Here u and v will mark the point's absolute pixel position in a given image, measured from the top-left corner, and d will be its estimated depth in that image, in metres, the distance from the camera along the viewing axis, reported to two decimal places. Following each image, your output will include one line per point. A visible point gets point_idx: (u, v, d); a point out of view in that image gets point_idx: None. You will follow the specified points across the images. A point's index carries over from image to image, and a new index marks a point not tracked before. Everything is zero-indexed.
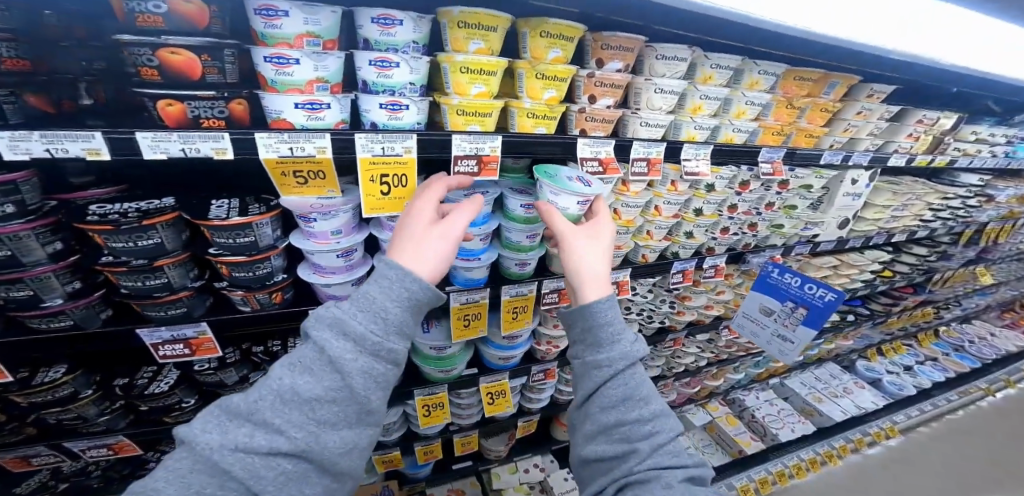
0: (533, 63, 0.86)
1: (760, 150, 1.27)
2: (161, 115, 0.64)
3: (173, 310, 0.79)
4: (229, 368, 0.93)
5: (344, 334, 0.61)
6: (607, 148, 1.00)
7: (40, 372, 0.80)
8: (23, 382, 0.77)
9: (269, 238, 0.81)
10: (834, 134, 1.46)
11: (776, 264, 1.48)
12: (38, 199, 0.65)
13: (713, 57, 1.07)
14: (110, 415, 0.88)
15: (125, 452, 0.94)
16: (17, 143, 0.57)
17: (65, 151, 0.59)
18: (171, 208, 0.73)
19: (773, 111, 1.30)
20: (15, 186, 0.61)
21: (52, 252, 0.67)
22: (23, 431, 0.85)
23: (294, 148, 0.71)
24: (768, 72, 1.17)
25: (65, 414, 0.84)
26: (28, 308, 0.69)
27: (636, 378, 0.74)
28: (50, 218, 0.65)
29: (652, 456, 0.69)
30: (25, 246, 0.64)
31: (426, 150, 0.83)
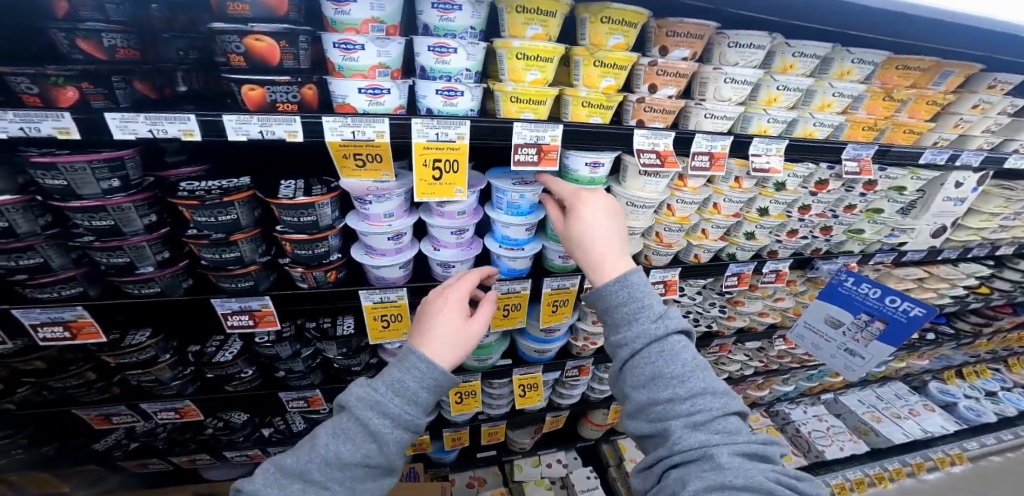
0: (591, 51, 0.83)
1: (845, 147, 1.15)
2: (243, 99, 0.69)
3: (243, 282, 0.86)
4: (285, 342, 1.00)
5: (384, 415, 0.70)
6: (666, 140, 0.95)
7: (129, 334, 0.90)
8: (113, 344, 0.87)
9: (328, 219, 0.85)
10: (941, 130, 1.31)
11: (850, 272, 1.34)
12: (139, 174, 0.72)
13: (796, 45, 0.98)
14: (181, 380, 0.99)
15: (189, 417, 1.05)
16: (126, 124, 0.62)
17: (164, 132, 0.64)
18: (246, 187, 0.78)
19: (865, 104, 1.18)
20: (121, 162, 0.68)
21: (147, 224, 0.74)
22: (109, 390, 0.97)
23: (356, 131, 0.74)
24: (865, 61, 1.06)
25: (145, 376, 0.95)
26: (126, 273, 0.77)
27: (663, 355, 0.74)
28: (147, 193, 0.72)
29: (688, 435, 0.68)
30: (126, 216, 0.71)
31: (479, 136, 0.84)
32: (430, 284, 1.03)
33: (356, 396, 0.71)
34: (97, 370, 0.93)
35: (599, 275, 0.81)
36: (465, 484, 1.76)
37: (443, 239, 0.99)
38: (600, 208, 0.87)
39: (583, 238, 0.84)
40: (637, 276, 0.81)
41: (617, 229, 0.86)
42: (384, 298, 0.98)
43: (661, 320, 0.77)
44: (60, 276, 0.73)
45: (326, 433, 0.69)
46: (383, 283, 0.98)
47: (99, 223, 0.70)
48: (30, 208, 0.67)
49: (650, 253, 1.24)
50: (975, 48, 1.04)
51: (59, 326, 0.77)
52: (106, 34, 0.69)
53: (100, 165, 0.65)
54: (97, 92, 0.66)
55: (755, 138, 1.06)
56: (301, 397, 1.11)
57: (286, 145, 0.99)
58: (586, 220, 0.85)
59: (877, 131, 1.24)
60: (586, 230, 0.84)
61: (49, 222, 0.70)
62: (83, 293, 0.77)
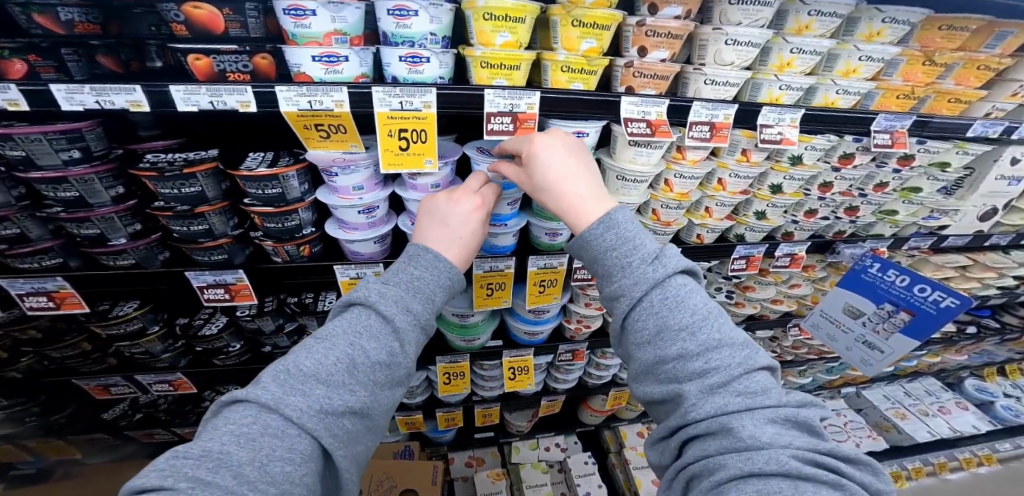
0: (568, 9, 0.75)
1: (875, 118, 1.01)
2: (191, 69, 0.67)
3: (216, 255, 0.87)
4: (266, 316, 1.01)
5: (406, 311, 0.67)
6: (658, 109, 0.87)
7: (117, 305, 0.93)
8: (101, 315, 0.91)
9: (296, 191, 0.84)
10: (995, 99, 1.13)
11: (876, 257, 1.19)
12: (104, 146, 0.72)
13: (814, 2, 0.86)
14: (172, 352, 1.04)
15: (183, 388, 1.13)
16: (73, 95, 0.62)
17: (111, 103, 0.63)
18: (211, 158, 0.77)
19: (901, 69, 1.02)
20: (80, 134, 0.67)
21: (114, 196, 0.75)
22: (107, 361, 1.03)
23: (313, 101, 0.70)
24: (898, 20, 0.91)
25: (137, 348, 0.99)
26: (99, 245, 0.79)
27: (668, 305, 0.67)
28: (111, 165, 0.72)
29: (706, 400, 0.60)
30: (91, 187, 0.72)
31: (447, 105, 0.79)
32: None
33: (376, 292, 0.67)
34: (91, 341, 0.99)
35: (578, 222, 0.74)
36: (463, 463, 1.83)
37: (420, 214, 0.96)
38: (560, 149, 0.78)
39: (549, 183, 0.76)
40: (623, 214, 0.73)
41: (581, 160, 0.79)
42: (359, 273, 0.97)
43: (657, 263, 0.70)
44: (37, 247, 0.77)
45: (344, 332, 0.62)
46: (359, 258, 0.97)
47: (64, 194, 0.71)
48: (1, 180, 0.69)
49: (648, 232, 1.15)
50: None
51: (43, 296, 0.83)
52: (63, 8, 0.67)
53: (57, 136, 0.65)
54: (46, 64, 0.65)
55: (764, 107, 0.94)
56: None
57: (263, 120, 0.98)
58: (546, 165, 0.77)
59: (916, 101, 1.08)
60: (550, 175, 0.76)
61: (23, 193, 0.72)
62: (63, 264, 0.81)
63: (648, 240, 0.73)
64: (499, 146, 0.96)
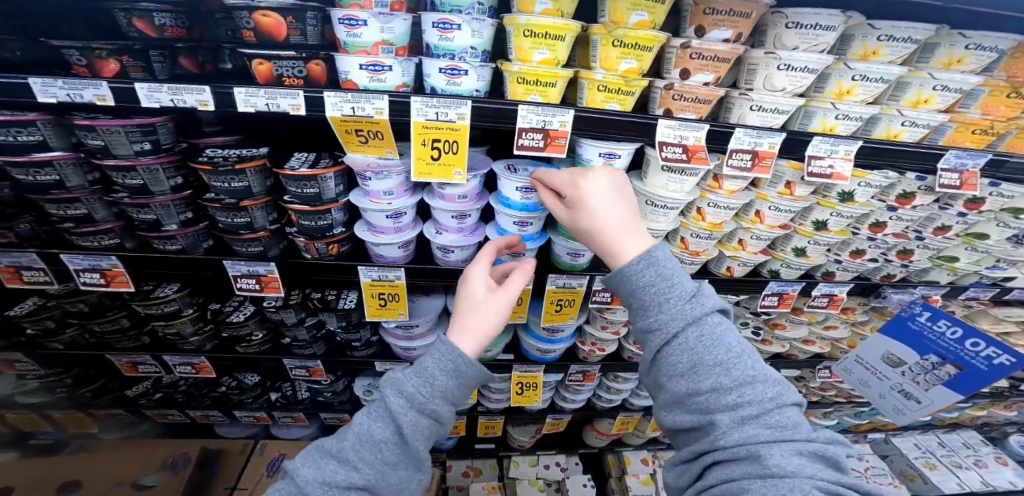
0: (610, 28, 0.74)
1: (946, 152, 0.90)
2: (255, 72, 0.71)
3: (253, 247, 0.90)
4: (291, 309, 1.06)
5: (401, 396, 0.68)
6: (697, 134, 0.83)
7: (159, 287, 0.98)
8: (144, 295, 0.95)
9: (332, 192, 0.86)
10: None
11: (927, 305, 1.06)
12: (172, 140, 0.76)
13: (884, 26, 0.79)
14: (200, 336, 1.09)
15: (203, 373, 1.17)
16: (151, 94, 0.66)
17: (183, 103, 0.67)
18: (261, 156, 0.80)
19: (983, 101, 0.93)
20: (153, 128, 0.71)
21: (174, 185, 0.79)
22: (141, 339, 1.08)
23: (356, 108, 0.73)
24: (983, 46, 0.83)
25: (170, 329, 1.04)
26: (152, 230, 0.83)
27: (702, 340, 0.63)
28: (177, 157, 0.76)
29: (735, 431, 0.57)
30: (155, 177, 0.76)
31: (482, 118, 0.79)
32: (431, 267, 1.02)
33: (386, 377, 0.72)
34: (130, 318, 1.03)
35: (617, 261, 0.69)
36: (460, 471, 1.84)
37: (446, 223, 0.97)
38: (601, 184, 0.73)
39: (594, 225, 0.71)
40: (661, 249, 0.68)
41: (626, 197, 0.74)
42: (382, 277, 0.99)
43: (695, 301, 0.65)
44: (99, 227, 0.81)
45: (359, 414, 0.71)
46: (383, 262, 0.99)
47: (130, 182, 0.75)
48: (78, 163, 0.74)
49: (673, 260, 1.12)
50: None
51: (97, 273, 0.86)
52: (156, 13, 0.70)
53: (133, 130, 0.69)
54: (134, 65, 0.70)
55: (816, 136, 0.86)
56: (303, 365, 1.22)
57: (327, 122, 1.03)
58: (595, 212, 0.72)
59: (994, 138, 0.98)
60: (595, 218, 0.71)
61: (96, 178, 0.77)
62: (119, 245, 0.85)
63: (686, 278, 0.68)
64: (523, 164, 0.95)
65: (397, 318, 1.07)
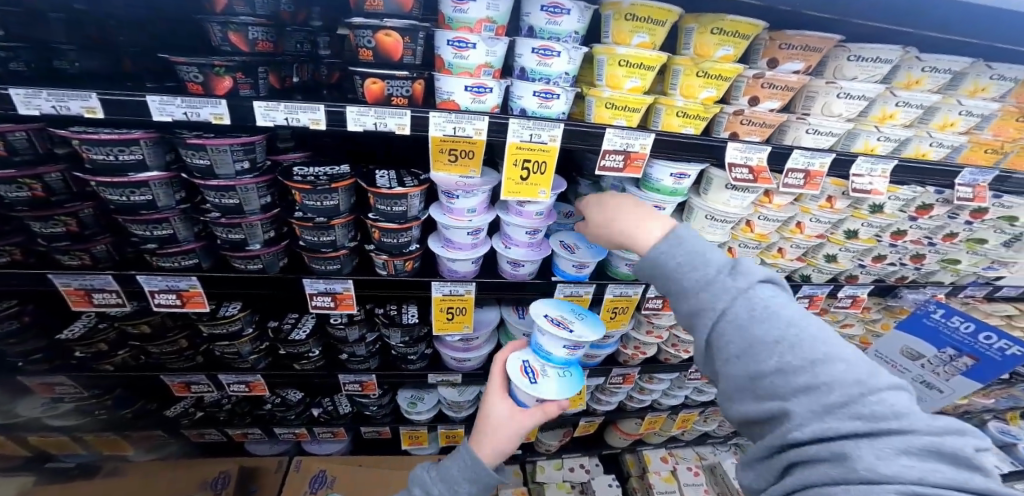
0: (696, 60, 0.81)
1: (962, 170, 1.02)
2: (365, 92, 0.78)
3: (331, 265, 0.92)
4: (356, 325, 1.07)
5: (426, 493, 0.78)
6: (760, 155, 0.91)
7: (223, 306, 1.01)
8: (211, 314, 0.98)
9: (415, 210, 0.88)
10: None
11: (941, 303, 1.19)
12: (262, 158, 0.83)
13: (929, 59, 0.90)
14: (257, 354, 1.09)
15: (257, 391, 1.15)
16: (269, 112, 0.74)
17: (298, 120, 0.74)
18: (348, 174, 0.82)
19: (994, 124, 1.07)
20: (253, 147, 0.79)
21: (263, 204, 0.85)
22: (196, 358, 1.10)
23: (458, 128, 0.77)
24: (1005, 77, 0.96)
25: (229, 348, 1.05)
26: (237, 249, 0.89)
27: (785, 343, 0.57)
28: (267, 176, 0.83)
29: (814, 421, 0.52)
30: (248, 196, 0.82)
31: (571, 140, 0.83)
32: (497, 280, 1.05)
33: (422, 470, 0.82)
34: (189, 339, 1.06)
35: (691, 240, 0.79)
36: None
37: (516, 237, 1.00)
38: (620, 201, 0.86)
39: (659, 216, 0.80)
40: (685, 230, 0.73)
41: None
42: (453, 291, 1.01)
43: (735, 273, 0.65)
44: (183, 247, 0.88)
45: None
46: (454, 277, 1.01)
47: (227, 201, 0.82)
48: (171, 184, 0.81)
49: None
50: None
51: (173, 293, 0.92)
52: (252, 27, 0.81)
53: (238, 147, 0.76)
54: (247, 81, 0.80)
55: (859, 156, 0.96)
56: (357, 380, 1.19)
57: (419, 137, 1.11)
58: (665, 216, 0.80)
59: (1000, 156, 1.12)
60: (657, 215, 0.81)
61: (182, 197, 0.84)
62: (197, 264, 0.92)
63: (718, 252, 0.69)
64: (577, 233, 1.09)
65: (461, 331, 1.09)
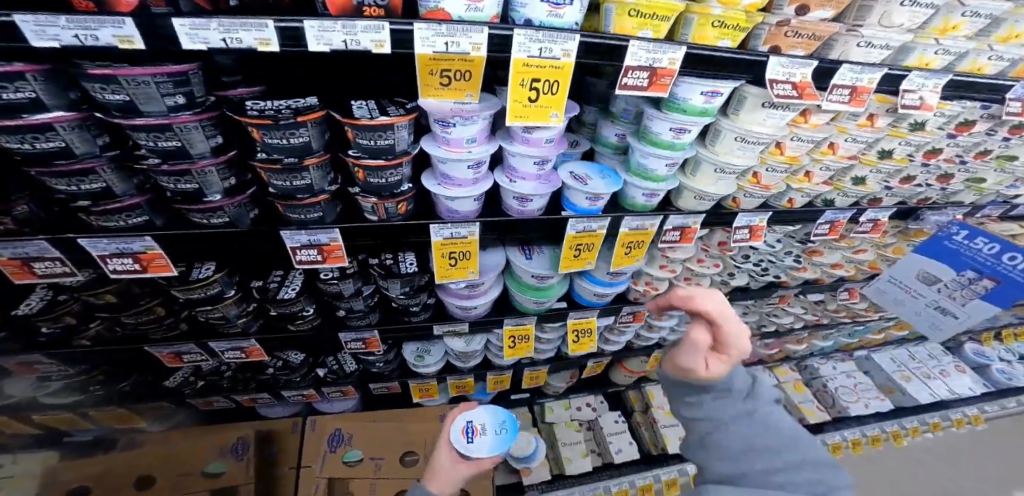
0: None
1: (1014, 84, 0.92)
2: (326, 4, 0.61)
3: (312, 213, 0.81)
4: (350, 278, 0.99)
5: None
6: (806, 70, 0.79)
7: (194, 267, 0.91)
8: (182, 277, 0.88)
9: (404, 144, 0.76)
10: None
11: (963, 224, 1.14)
12: (203, 91, 0.67)
13: None
14: (246, 316, 1.02)
15: (254, 356, 1.10)
16: (196, 31, 0.56)
17: (239, 41, 0.58)
18: (317, 106, 0.69)
19: None
20: (186, 77, 0.62)
21: (214, 147, 0.71)
22: (178, 326, 1.02)
23: (451, 43, 0.63)
24: None
25: (213, 313, 0.96)
26: (193, 202, 0.76)
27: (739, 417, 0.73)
28: (213, 113, 0.68)
29: None
30: (192, 137, 0.68)
31: (588, 56, 0.70)
32: (502, 218, 0.96)
33: None
34: (165, 305, 0.97)
35: None
36: None
37: (522, 169, 0.89)
38: None
39: None
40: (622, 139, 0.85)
41: None
42: (455, 233, 0.92)
43: None
44: (126, 204, 0.74)
45: None
46: (456, 217, 0.91)
47: (166, 145, 0.67)
48: (86, 127, 0.64)
49: (739, 195, 1.09)
50: None
51: (130, 259, 0.80)
52: None
53: (165, 78, 0.60)
54: None
55: (913, 71, 0.84)
56: (359, 338, 1.14)
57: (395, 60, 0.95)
58: None
59: None
60: None
61: (107, 142, 0.68)
62: (149, 223, 0.79)
63: None
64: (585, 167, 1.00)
65: (466, 277, 1.02)
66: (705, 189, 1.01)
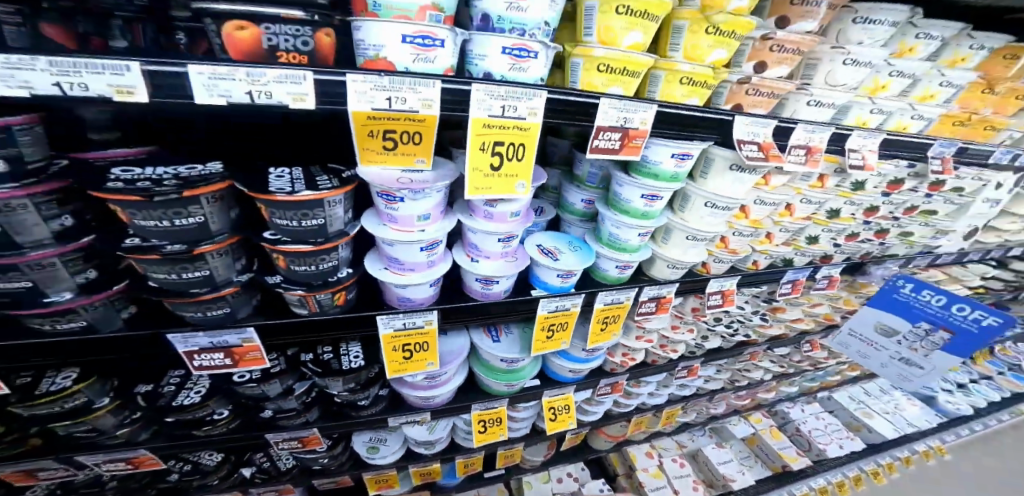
0: (706, 12, 0.65)
1: (932, 144, 0.96)
2: (226, 43, 0.47)
3: (212, 310, 0.58)
4: (276, 380, 0.73)
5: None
6: (767, 131, 0.77)
7: (47, 377, 0.61)
8: (23, 392, 0.58)
9: (341, 222, 0.60)
10: (1009, 130, 1.15)
11: (908, 277, 1.20)
12: (38, 151, 0.45)
13: (923, 24, 0.79)
14: (130, 427, 0.68)
15: (148, 466, 0.74)
16: (13, 72, 0.37)
17: (84, 87, 0.39)
18: (220, 176, 0.51)
19: (957, 97, 0.99)
20: (8, 133, 0.41)
21: (58, 231, 0.47)
22: (25, 442, 0.64)
23: (394, 98, 0.52)
24: (981, 45, 0.88)
25: (77, 427, 0.64)
26: (22, 305, 0.48)
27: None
28: (59, 183, 0.45)
29: None
30: (20, 220, 0.44)
31: (553, 115, 0.63)
32: (461, 304, 0.80)
33: None
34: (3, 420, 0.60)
35: None
36: None
37: (486, 248, 0.78)
38: None
39: None
40: None
41: None
42: (408, 324, 0.74)
43: None
44: None
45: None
46: (409, 306, 0.74)
47: None
48: None
49: (709, 261, 1.03)
50: None
51: None
52: None
53: None
54: None
55: (857, 130, 0.85)
56: (294, 438, 0.81)
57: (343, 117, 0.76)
58: None
59: (994, 132, 1.11)
60: None
61: None
62: None
63: None
64: (554, 244, 0.90)
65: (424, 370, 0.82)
66: (679, 257, 0.93)
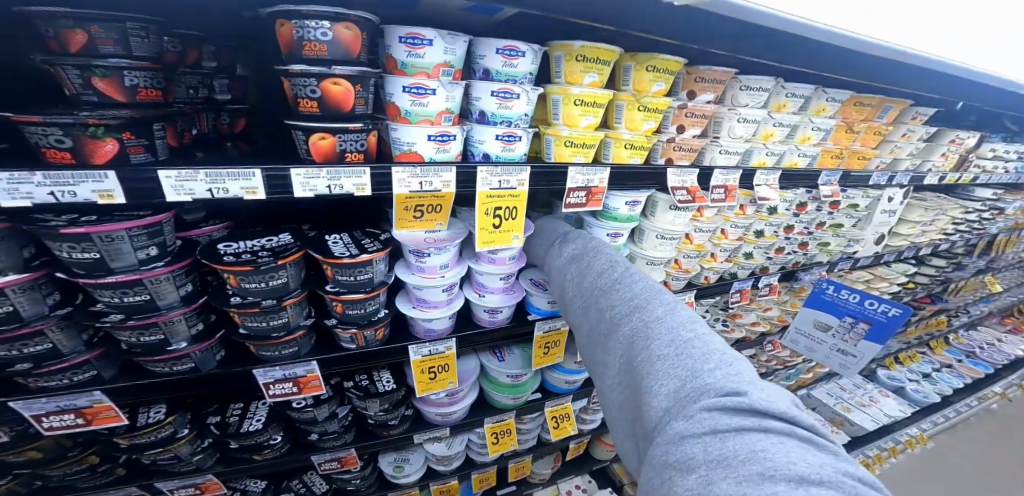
0: (636, 96, 0.90)
1: (820, 174, 1.24)
2: (311, 148, 0.66)
3: (285, 350, 0.77)
4: (324, 404, 0.94)
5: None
6: (692, 178, 1.02)
7: (141, 413, 0.80)
8: (127, 426, 0.77)
9: (382, 274, 0.80)
10: (882, 155, 1.46)
11: (830, 280, 1.47)
12: (172, 239, 0.64)
13: (790, 87, 1.07)
14: (200, 454, 0.88)
15: (211, 491, 0.94)
16: (183, 183, 0.56)
17: (226, 191, 0.58)
18: (296, 246, 0.71)
19: (833, 135, 1.30)
20: (160, 227, 0.60)
21: (183, 295, 0.66)
22: (114, 471, 0.85)
23: (425, 182, 0.72)
24: (835, 99, 1.17)
25: (162, 455, 0.84)
26: (154, 353, 0.67)
27: (677, 344, 0.52)
28: (186, 260, 0.65)
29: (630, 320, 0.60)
30: (162, 289, 0.63)
31: (536, 182, 0.84)
32: (474, 331, 0.99)
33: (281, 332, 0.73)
34: (101, 451, 0.82)
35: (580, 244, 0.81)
36: None
37: (490, 284, 0.97)
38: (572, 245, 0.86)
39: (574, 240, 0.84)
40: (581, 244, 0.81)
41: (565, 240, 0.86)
42: (433, 350, 0.93)
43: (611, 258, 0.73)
44: (73, 361, 0.64)
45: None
46: (432, 335, 0.93)
47: (132, 299, 0.61)
48: (37, 287, 0.58)
49: (669, 279, 1.25)
50: (916, 80, 1.22)
51: (71, 413, 0.68)
52: (128, 71, 0.58)
53: (140, 230, 0.57)
54: (139, 144, 0.58)
55: (759, 170, 1.12)
56: (335, 458, 1.03)
57: (371, 196, 0.99)
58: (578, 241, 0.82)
59: (867, 160, 1.42)
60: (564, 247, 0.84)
61: (57, 300, 0.61)
62: (98, 376, 0.68)
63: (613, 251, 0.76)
64: (543, 275, 1.10)
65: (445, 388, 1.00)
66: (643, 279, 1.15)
